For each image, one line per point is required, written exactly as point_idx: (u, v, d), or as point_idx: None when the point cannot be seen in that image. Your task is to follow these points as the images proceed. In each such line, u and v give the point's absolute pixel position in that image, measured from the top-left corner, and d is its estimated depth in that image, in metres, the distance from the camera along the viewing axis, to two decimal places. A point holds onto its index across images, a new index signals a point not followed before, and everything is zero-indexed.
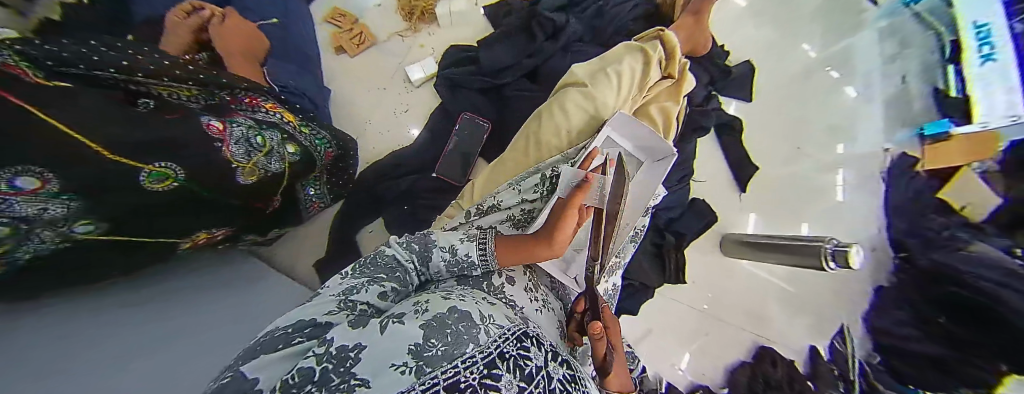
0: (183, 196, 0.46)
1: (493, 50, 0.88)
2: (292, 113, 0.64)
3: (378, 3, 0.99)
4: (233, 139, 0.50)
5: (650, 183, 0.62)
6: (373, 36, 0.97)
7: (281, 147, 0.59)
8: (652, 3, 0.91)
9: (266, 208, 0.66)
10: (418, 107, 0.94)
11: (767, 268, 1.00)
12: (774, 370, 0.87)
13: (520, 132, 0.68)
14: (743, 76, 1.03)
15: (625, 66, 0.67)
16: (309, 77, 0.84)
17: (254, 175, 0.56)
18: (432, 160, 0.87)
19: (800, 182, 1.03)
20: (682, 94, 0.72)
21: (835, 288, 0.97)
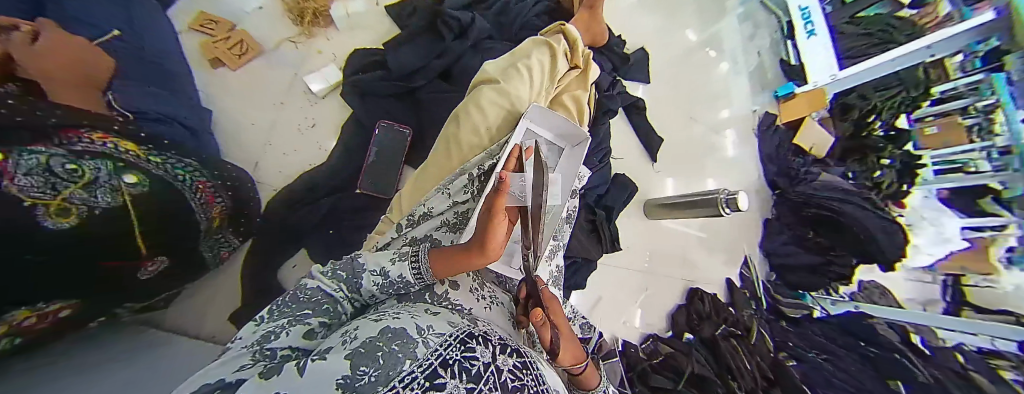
0: (54, 266, 0.38)
1: (401, 52, 0.84)
2: (133, 140, 0.49)
3: (259, 6, 0.88)
4: (20, 169, 0.30)
5: (571, 169, 0.67)
6: (258, 45, 0.86)
7: (111, 177, 0.42)
8: None
9: (141, 272, 0.54)
10: (326, 121, 0.87)
11: (684, 223, 1.14)
12: (704, 305, 1.02)
13: (440, 136, 0.67)
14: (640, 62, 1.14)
15: (533, 59, 0.69)
16: (175, 99, 0.71)
17: (72, 215, 0.37)
18: (353, 176, 0.82)
19: (697, 145, 1.18)
20: (590, 81, 0.77)
21: (738, 226, 1.15)
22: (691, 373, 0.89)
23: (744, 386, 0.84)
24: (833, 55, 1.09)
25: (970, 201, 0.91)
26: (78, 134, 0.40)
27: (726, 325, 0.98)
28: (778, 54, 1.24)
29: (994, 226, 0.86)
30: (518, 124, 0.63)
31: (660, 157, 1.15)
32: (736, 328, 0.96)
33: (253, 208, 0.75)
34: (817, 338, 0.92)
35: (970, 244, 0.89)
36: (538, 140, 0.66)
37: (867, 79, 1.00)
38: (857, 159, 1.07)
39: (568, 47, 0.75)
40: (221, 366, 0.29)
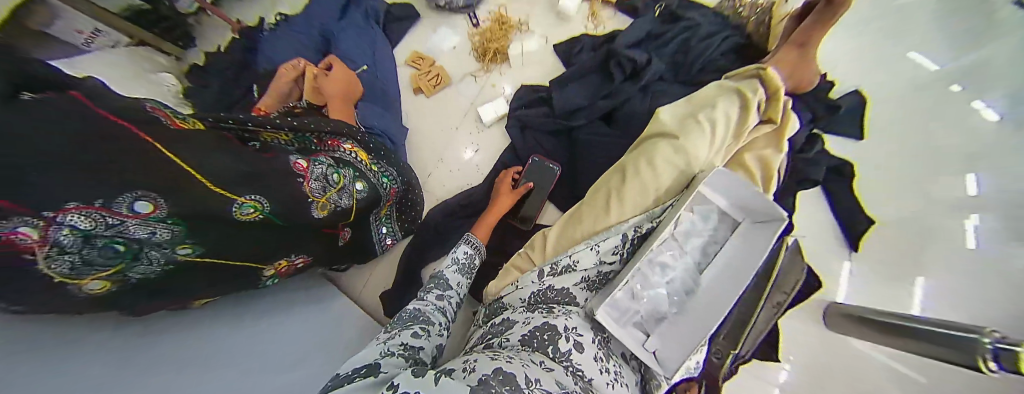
0: (276, 242, 0.61)
1: (566, 91, 0.87)
2: (365, 151, 0.75)
3: (454, 46, 1.03)
4: (314, 177, 0.60)
5: (753, 246, 0.54)
6: (449, 78, 1.01)
7: (351, 185, 0.68)
8: (740, 34, 0.87)
9: (339, 239, 0.75)
10: (487, 146, 0.95)
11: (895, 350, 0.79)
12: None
13: (598, 181, 0.67)
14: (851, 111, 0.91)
15: (720, 110, 0.61)
16: (392, 117, 0.90)
17: (327, 209, 0.64)
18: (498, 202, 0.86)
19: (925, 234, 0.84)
20: (788, 139, 0.63)
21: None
22: None
23: None
24: None
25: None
26: (335, 144, 0.69)
27: None
28: None
29: None
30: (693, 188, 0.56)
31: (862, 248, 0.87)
32: None
33: (414, 215, 0.91)
34: None
35: None
36: (709, 207, 0.59)
37: None
38: None
39: (764, 97, 0.62)
40: (363, 354, 0.45)
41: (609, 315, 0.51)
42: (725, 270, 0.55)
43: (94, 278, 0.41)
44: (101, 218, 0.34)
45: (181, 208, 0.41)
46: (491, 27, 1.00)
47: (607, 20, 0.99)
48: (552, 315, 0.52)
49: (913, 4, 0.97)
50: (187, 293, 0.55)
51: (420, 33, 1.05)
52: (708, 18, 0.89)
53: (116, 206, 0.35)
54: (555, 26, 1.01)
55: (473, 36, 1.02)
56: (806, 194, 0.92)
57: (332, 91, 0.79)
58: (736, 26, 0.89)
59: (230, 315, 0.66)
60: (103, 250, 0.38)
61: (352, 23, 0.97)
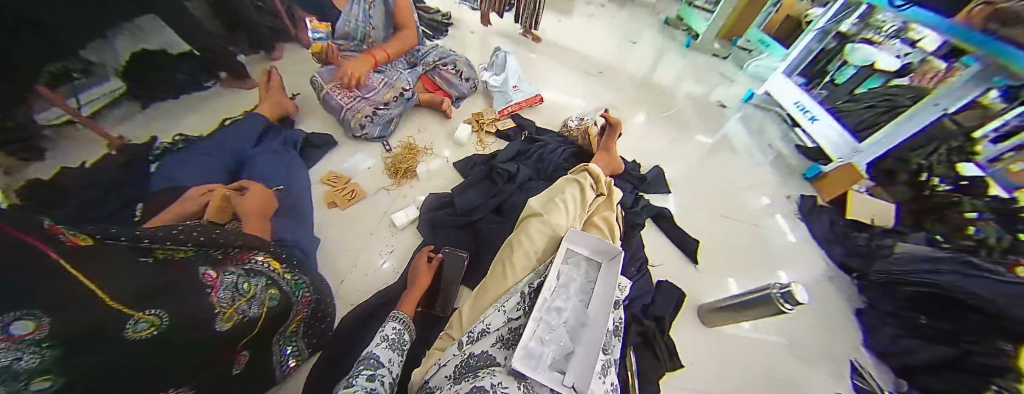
0: (177, 364, 0.55)
1: (465, 194, 1.09)
2: (279, 259, 0.78)
3: (369, 166, 1.21)
4: (223, 286, 0.61)
5: (609, 278, 0.73)
6: (364, 192, 1.14)
7: (262, 292, 0.69)
8: (573, 145, 1.27)
9: (233, 365, 0.69)
10: (402, 247, 1.06)
11: (757, 329, 1.14)
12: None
13: (497, 258, 0.84)
14: (656, 178, 1.37)
15: (567, 194, 0.89)
16: (302, 228, 0.96)
17: (231, 320, 0.62)
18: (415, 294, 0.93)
19: (741, 240, 1.31)
20: (614, 203, 0.95)
21: (799, 357, 1.10)
22: None
23: None
24: (846, 133, 1.39)
25: None
26: (249, 256, 0.72)
27: None
28: (792, 141, 1.63)
29: None
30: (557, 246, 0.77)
31: (700, 258, 1.25)
32: None
33: (325, 324, 0.90)
34: None
35: None
36: (575, 257, 0.79)
37: (887, 145, 1.27)
38: (938, 220, 1.25)
39: (592, 180, 0.95)
40: None
41: (523, 364, 0.59)
42: (603, 302, 0.71)
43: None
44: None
45: (68, 326, 0.40)
46: (402, 153, 1.24)
47: (490, 143, 1.32)
48: (478, 377, 0.58)
49: (679, 113, 1.64)
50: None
51: (337, 155, 1.22)
52: (554, 139, 1.29)
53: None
54: (452, 148, 1.30)
55: (386, 158, 1.23)
56: (648, 230, 1.28)
57: (252, 208, 0.85)
58: (571, 140, 1.29)
59: None
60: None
61: (268, 149, 1.08)
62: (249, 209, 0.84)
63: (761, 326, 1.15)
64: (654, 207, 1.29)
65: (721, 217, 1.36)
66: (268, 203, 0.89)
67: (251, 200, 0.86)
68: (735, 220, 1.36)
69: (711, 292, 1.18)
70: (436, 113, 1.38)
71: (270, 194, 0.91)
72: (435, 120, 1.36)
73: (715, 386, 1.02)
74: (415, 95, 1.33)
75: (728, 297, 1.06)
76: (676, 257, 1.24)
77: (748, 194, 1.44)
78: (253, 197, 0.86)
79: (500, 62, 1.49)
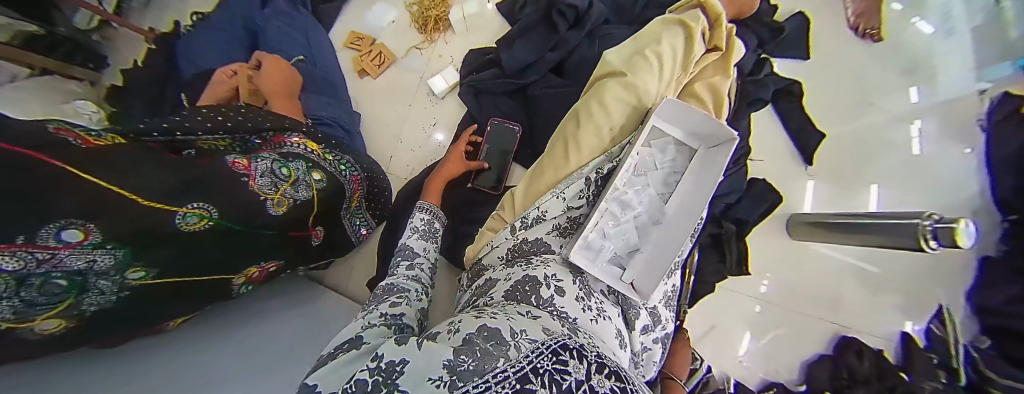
0: (249, 247, 0.59)
1: (514, 49, 0.86)
2: (319, 143, 0.73)
3: (392, 20, 1.01)
4: (259, 173, 0.57)
5: (705, 171, 0.59)
6: (393, 55, 0.99)
7: (306, 175, 0.65)
8: None
9: (310, 238, 0.74)
10: (445, 119, 0.96)
11: (839, 247, 0.96)
12: (859, 362, 0.85)
13: (559, 130, 0.69)
14: (794, 33, 1.00)
15: (664, 44, 0.65)
16: (341, 105, 0.87)
17: (284, 205, 0.62)
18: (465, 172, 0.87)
19: (875, 132, 0.99)
20: (733, 64, 0.68)
21: (898, 261, 0.94)
22: None
23: None
24: None
25: None
26: (284, 140, 0.67)
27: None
28: None
29: None
30: (647, 122, 0.59)
31: (816, 160, 1.00)
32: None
33: (385, 199, 0.91)
34: None
35: None
36: (665, 140, 0.62)
37: None
38: None
39: (707, 26, 0.68)
40: (345, 330, 0.43)
41: (582, 257, 0.52)
42: (693, 198, 0.58)
43: (46, 318, 0.35)
44: (25, 255, 0.28)
45: (121, 228, 0.37)
46: None
47: None
48: (532, 266, 0.52)
49: None
50: (160, 316, 0.51)
51: (354, 12, 1.03)
52: None
53: (40, 239, 0.29)
54: None
55: (411, 7, 1.00)
56: (758, 116, 1.02)
57: (273, 87, 0.75)
58: None
59: (231, 320, 0.68)
60: (44, 287, 0.32)
61: (274, 8, 0.90)
62: (271, 87, 0.74)
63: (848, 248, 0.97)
64: (781, 79, 0.99)
65: (861, 102, 1.01)
66: (289, 77, 0.78)
67: (270, 76, 0.76)
68: (882, 109, 1.00)
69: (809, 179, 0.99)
70: None
71: (289, 66, 0.80)
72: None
73: (780, 285, 0.96)
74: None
75: (839, 214, 0.89)
76: (778, 141, 1.01)
77: (927, 40, 1.01)
78: (270, 72, 0.75)
79: None
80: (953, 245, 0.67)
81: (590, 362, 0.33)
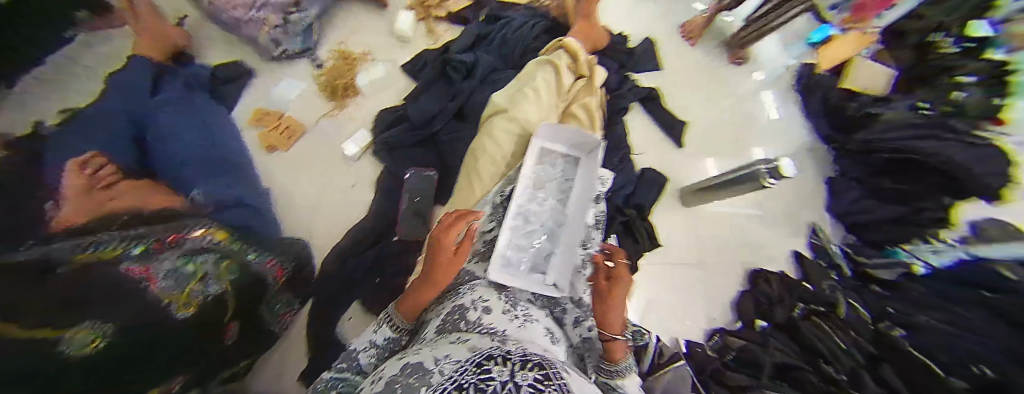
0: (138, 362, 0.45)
1: (419, 103, 0.96)
2: (226, 233, 0.72)
3: (300, 92, 1.05)
4: (160, 276, 0.52)
5: (588, 172, 0.73)
6: (302, 126, 1.02)
7: (216, 269, 0.61)
8: (547, 18, 1.10)
9: (224, 337, 0.64)
10: (363, 180, 1.00)
11: (728, 202, 1.19)
12: (770, 287, 1.06)
13: (465, 166, 0.80)
14: (647, 53, 1.25)
15: (539, 80, 0.79)
16: (246, 188, 0.87)
17: (192, 306, 0.55)
18: (390, 224, 0.93)
19: (728, 118, 1.25)
20: (598, 86, 0.85)
21: (773, 205, 1.20)
22: (786, 365, 0.86)
23: (840, 369, 0.81)
24: None
25: None
26: (182, 237, 0.61)
27: (805, 304, 0.97)
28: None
29: None
30: (530, 145, 0.72)
31: (687, 143, 1.22)
32: (818, 306, 0.95)
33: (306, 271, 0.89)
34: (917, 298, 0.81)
35: None
36: (553, 155, 0.74)
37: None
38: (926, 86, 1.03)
39: (570, 59, 0.84)
40: None
41: (501, 273, 0.62)
42: (583, 197, 0.71)
43: None
44: None
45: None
46: (336, 65, 1.06)
47: (442, 32, 1.13)
48: (459, 295, 0.57)
49: None
50: None
51: (258, 90, 1.05)
52: (520, 12, 1.10)
53: None
54: (397, 48, 1.11)
55: (318, 77, 1.06)
56: (633, 118, 1.22)
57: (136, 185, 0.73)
58: (543, 13, 1.11)
59: None
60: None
61: (166, 94, 0.89)
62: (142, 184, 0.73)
63: (738, 200, 1.20)
64: (642, 88, 1.21)
65: (717, 96, 1.28)
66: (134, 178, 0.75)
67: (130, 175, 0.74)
68: (727, 98, 1.28)
69: (687, 164, 1.20)
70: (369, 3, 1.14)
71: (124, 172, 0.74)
72: (370, 12, 1.13)
73: (686, 258, 1.14)
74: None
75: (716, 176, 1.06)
76: (654, 137, 1.22)
77: None
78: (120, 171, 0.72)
79: None
80: (783, 175, 0.86)
81: (516, 363, 0.30)
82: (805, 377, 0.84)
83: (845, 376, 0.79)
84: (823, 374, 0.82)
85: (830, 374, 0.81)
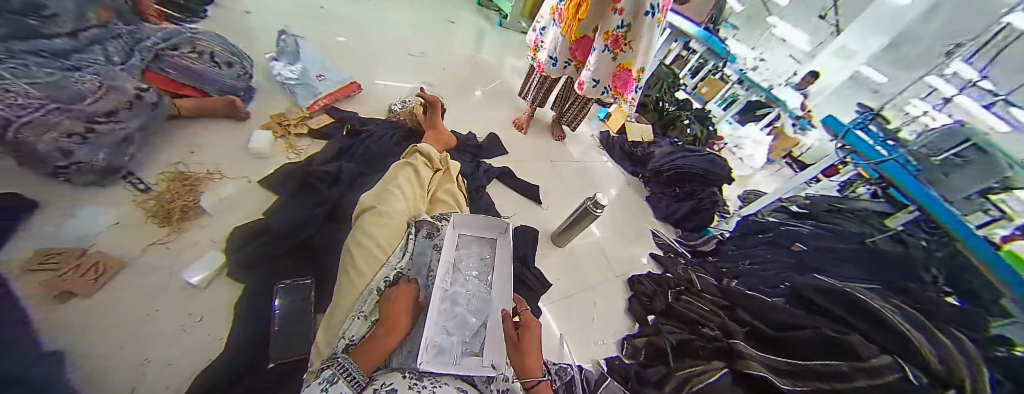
0: None
1: (283, 217, 1.04)
2: None
3: (115, 221, 0.97)
4: None
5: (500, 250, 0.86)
6: (117, 261, 0.90)
7: None
8: (404, 128, 1.48)
9: None
10: (214, 309, 0.90)
11: (588, 233, 1.53)
12: (645, 285, 1.35)
13: (342, 263, 0.82)
14: (491, 144, 1.63)
15: (401, 178, 0.96)
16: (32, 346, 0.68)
17: None
18: (263, 348, 0.82)
19: (562, 175, 1.72)
20: (452, 175, 1.10)
21: (616, 226, 1.61)
22: (678, 343, 1.11)
23: (712, 327, 1.14)
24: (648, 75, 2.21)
25: (782, 209, 1.66)
26: None
27: (673, 290, 1.33)
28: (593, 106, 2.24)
29: (795, 207, 1.65)
30: (449, 232, 0.84)
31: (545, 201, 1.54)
32: (677, 287, 1.35)
33: None
34: (754, 256, 1.46)
35: (796, 205, 1.65)
36: (466, 238, 0.87)
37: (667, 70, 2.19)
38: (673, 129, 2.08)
39: (425, 159, 1.06)
40: None
41: (430, 360, 0.63)
42: (498, 273, 0.82)
43: None
44: None
45: None
46: (170, 187, 1.07)
47: (303, 147, 1.34)
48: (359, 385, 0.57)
49: (450, 55, 2.09)
50: None
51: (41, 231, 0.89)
52: (380, 126, 1.45)
53: None
54: (256, 163, 1.24)
55: (144, 202, 1.03)
56: (494, 188, 1.47)
57: None
58: (401, 125, 1.49)
59: None
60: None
61: None
62: None
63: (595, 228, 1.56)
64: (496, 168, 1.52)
65: (548, 162, 1.75)
66: None
67: None
68: (558, 165, 1.77)
69: (546, 211, 1.50)
70: (223, 129, 1.29)
71: None
72: (236, 153, 1.24)
73: (572, 283, 1.32)
74: (165, 102, 1.18)
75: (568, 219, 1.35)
76: (513, 197, 1.48)
77: (542, 127, 1.94)
78: None
79: (290, 45, 1.61)
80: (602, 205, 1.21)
81: None
82: (694, 343, 1.10)
83: (715, 331, 1.12)
84: (702, 340, 1.10)
85: (707, 335, 1.12)
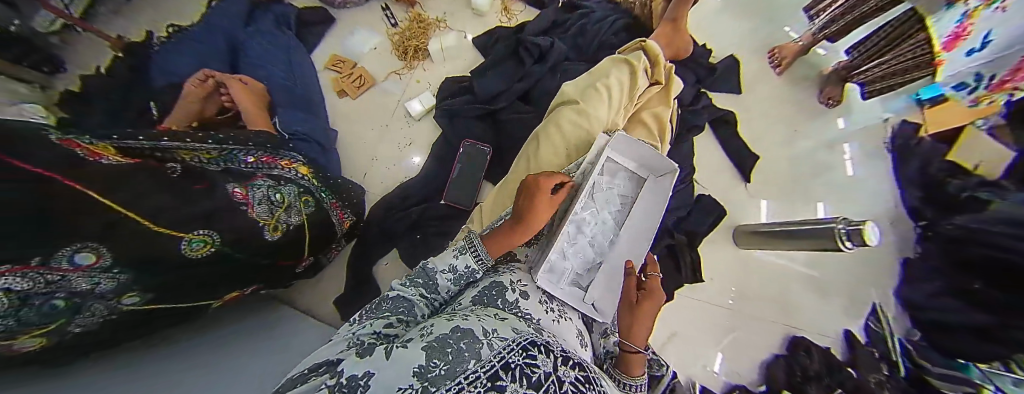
0: (225, 271, 0.57)
1: (485, 79, 0.99)
2: (309, 163, 0.77)
3: (374, 46, 1.09)
4: (256, 202, 0.57)
5: (654, 198, 0.71)
6: (373, 78, 1.07)
7: (298, 202, 0.67)
8: (629, 15, 1.07)
9: (295, 266, 0.75)
10: (419, 140, 1.03)
11: (786, 254, 1.07)
12: (809, 359, 0.92)
13: (524, 149, 0.79)
14: (728, 72, 1.16)
15: (612, 78, 0.76)
16: (317, 121, 0.91)
17: (279, 230, 0.63)
18: (438, 189, 0.96)
19: (804, 159, 1.13)
20: (672, 96, 0.80)
21: (834, 269, 1.06)
22: None
23: None
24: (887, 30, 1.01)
25: None
26: (274, 161, 0.67)
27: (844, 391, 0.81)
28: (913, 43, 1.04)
29: None
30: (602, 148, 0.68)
31: (754, 177, 1.12)
32: None
33: (357, 206, 0.89)
34: None
35: None
36: (619, 166, 0.72)
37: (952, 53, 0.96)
38: None
39: (649, 64, 0.78)
40: (326, 350, 0.35)
41: (546, 279, 0.59)
42: (643, 227, 0.70)
43: (29, 337, 0.35)
44: (34, 276, 0.29)
45: (127, 251, 0.38)
46: (410, 27, 1.09)
47: (517, 12, 1.12)
48: (499, 273, 0.57)
49: None
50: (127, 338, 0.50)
51: (335, 37, 1.10)
52: (601, 5, 1.08)
53: (54, 261, 0.30)
54: (470, 20, 1.12)
55: (393, 36, 1.09)
56: (701, 139, 1.14)
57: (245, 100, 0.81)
58: (625, 10, 1.07)
59: (169, 333, 0.58)
60: (43, 308, 0.33)
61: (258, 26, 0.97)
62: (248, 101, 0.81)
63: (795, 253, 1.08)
64: (718, 108, 1.13)
65: (793, 131, 1.15)
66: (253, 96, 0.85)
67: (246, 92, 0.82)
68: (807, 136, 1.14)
69: (753, 201, 1.11)
70: None
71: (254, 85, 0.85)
72: None
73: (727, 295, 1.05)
74: None
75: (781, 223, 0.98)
76: (721, 163, 1.14)
77: None
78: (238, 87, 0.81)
79: None
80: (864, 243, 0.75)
81: (556, 356, 0.32)
82: None
83: None
84: None
85: None
